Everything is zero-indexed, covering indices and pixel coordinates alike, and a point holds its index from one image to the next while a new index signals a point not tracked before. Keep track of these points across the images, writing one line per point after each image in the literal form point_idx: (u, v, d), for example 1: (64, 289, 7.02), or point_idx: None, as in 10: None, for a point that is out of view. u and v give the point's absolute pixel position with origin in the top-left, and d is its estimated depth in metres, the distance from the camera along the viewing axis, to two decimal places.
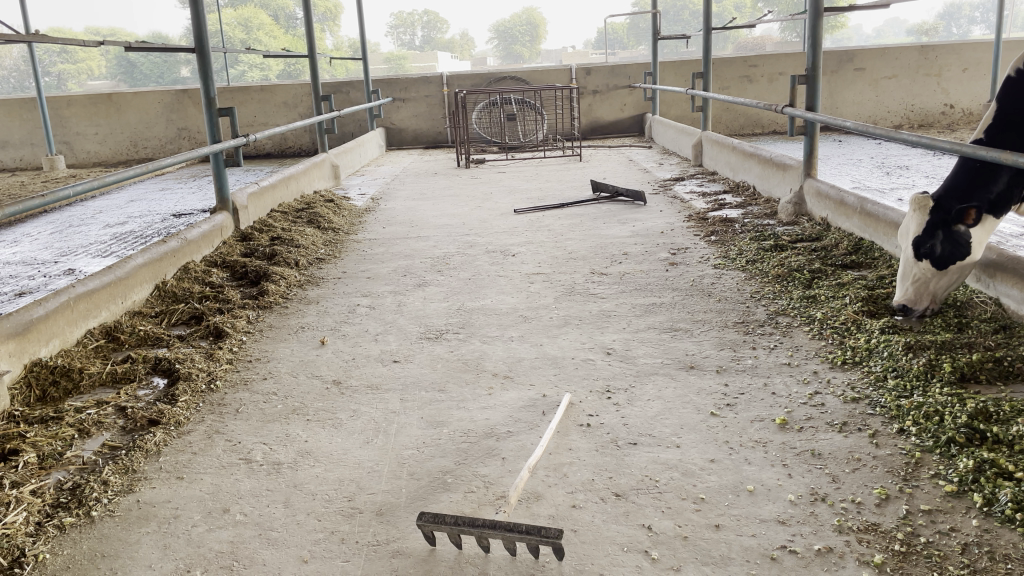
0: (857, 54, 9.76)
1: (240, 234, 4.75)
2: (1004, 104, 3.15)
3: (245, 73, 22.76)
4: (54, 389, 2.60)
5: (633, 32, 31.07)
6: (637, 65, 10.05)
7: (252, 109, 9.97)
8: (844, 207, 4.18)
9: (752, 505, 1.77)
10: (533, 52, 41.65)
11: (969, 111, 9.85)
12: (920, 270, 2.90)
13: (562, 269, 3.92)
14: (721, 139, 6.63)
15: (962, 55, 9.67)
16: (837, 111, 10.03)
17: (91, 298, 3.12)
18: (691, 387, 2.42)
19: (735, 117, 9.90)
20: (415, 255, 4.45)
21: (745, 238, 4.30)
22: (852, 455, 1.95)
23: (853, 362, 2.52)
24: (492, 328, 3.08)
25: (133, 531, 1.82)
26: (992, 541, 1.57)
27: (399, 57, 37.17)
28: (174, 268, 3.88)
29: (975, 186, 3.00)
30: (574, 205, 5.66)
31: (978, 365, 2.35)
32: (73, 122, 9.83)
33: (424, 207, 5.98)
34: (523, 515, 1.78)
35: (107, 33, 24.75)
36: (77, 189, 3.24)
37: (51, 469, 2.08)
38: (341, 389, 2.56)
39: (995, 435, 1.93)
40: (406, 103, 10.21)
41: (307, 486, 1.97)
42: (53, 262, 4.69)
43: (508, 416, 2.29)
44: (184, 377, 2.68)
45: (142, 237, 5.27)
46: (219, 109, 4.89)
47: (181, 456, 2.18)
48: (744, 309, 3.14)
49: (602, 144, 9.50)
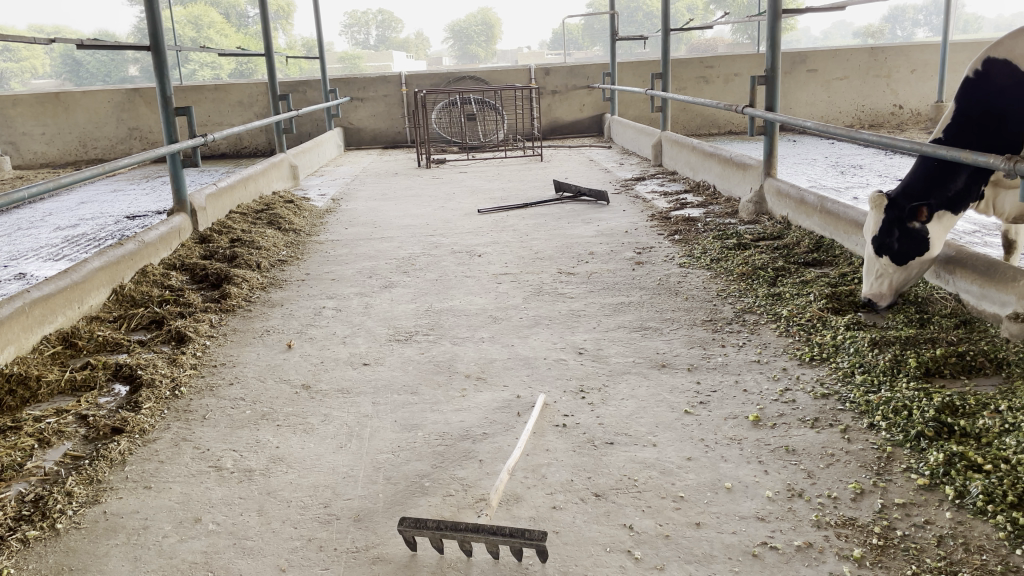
0: (809, 56, 9.95)
1: (199, 236, 4.66)
2: (964, 104, 3.20)
3: (195, 71, 22.25)
4: (11, 398, 2.51)
5: (588, 34, 31.29)
6: (595, 66, 10.10)
7: (206, 109, 9.78)
8: (805, 206, 4.23)
9: (731, 502, 1.79)
10: (490, 52, 41.56)
11: (917, 111, 10.10)
12: (881, 266, 3.00)
13: (529, 270, 3.91)
14: (681, 138, 6.69)
15: (910, 56, 9.91)
16: (791, 111, 10.21)
17: (48, 302, 3.03)
18: (664, 385, 2.44)
19: (692, 117, 10.02)
20: (380, 256, 4.41)
21: (708, 237, 4.34)
22: (826, 450, 1.98)
23: (821, 358, 2.56)
24: (461, 329, 3.06)
25: (101, 543, 1.77)
26: (967, 532, 1.61)
27: (353, 57, 36.81)
28: (131, 272, 3.78)
29: (933, 183, 3.04)
30: (538, 205, 5.67)
31: (942, 360, 2.40)
32: (19, 122, 9.52)
33: (387, 208, 5.93)
34: (504, 518, 1.77)
35: (50, 31, 24.00)
36: (30, 192, 3.13)
37: (11, 481, 2.01)
38: (310, 393, 2.52)
39: (962, 428, 1.97)
40: (364, 103, 10.11)
41: (281, 493, 1.93)
42: (3, 266, 4.55)
43: (483, 418, 2.27)
44: (147, 383, 2.61)
45: (97, 240, 5.14)
46: (175, 108, 4.76)
47: (148, 464, 2.12)
48: (710, 307, 3.17)
49: (562, 143, 9.53)
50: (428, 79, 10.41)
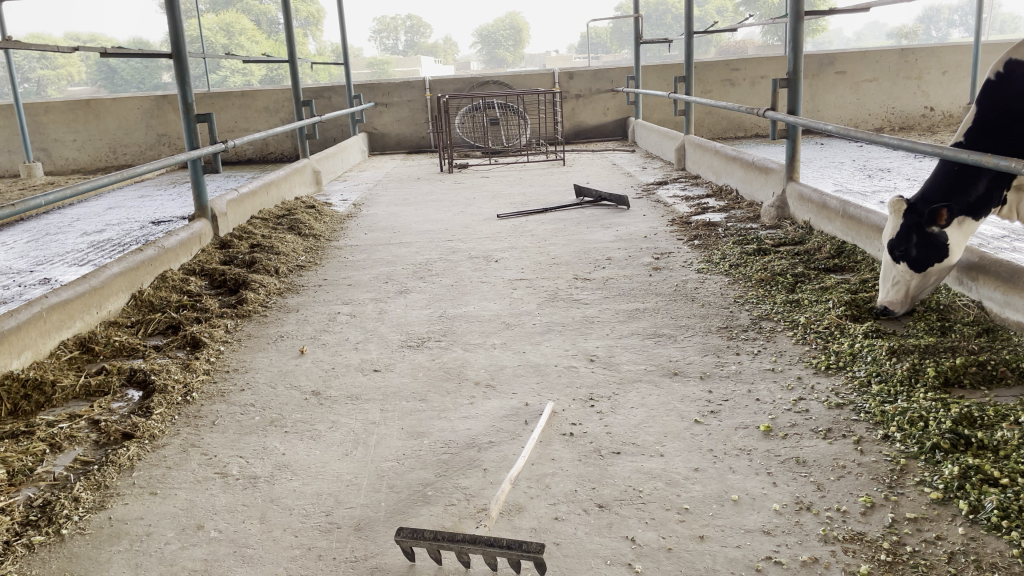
0: (838, 57, 9.83)
1: (219, 241, 4.69)
2: (986, 110, 3.14)
3: (226, 78, 22.57)
4: (25, 403, 2.54)
5: (616, 38, 31.27)
6: (620, 69, 10.05)
7: (232, 115, 9.89)
8: (827, 211, 4.16)
9: (736, 515, 1.75)
10: (518, 57, 41.61)
11: (949, 113, 9.90)
12: (898, 273, 2.92)
13: (546, 275, 3.89)
14: (703, 142, 6.63)
15: (941, 58, 9.72)
16: (819, 114, 10.08)
17: (65, 308, 3.06)
18: (675, 394, 2.40)
19: (717, 121, 9.94)
20: (398, 261, 4.40)
21: (728, 242, 4.28)
22: (837, 462, 1.93)
23: (837, 367, 2.50)
24: (474, 336, 3.04)
25: (104, 549, 1.78)
26: (979, 549, 1.56)
27: (381, 62, 37.02)
28: (151, 277, 3.80)
29: (953, 189, 3.00)
30: (558, 210, 5.65)
31: (962, 369, 2.34)
32: (51, 129, 9.69)
33: (407, 213, 5.94)
34: (505, 529, 1.75)
35: (86, 39, 24.47)
36: (49, 199, 3.09)
37: (20, 486, 2.03)
38: (319, 400, 2.52)
39: (979, 440, 1.91)
40: (388, 108, 10.15)
41: (284, 501, 1.93)
42: (28, 271, 4.62)
43: (490, 426, 2.25)
44: (159, 389, 2.62)
45: (121, 245, 5.22)
46: (197, 114, 4.78)
47: (156, 470, 2.12)
48: (727, 313, 3.12)
49: (586, 147, 9.49)
50: (452, 84, 10.42)
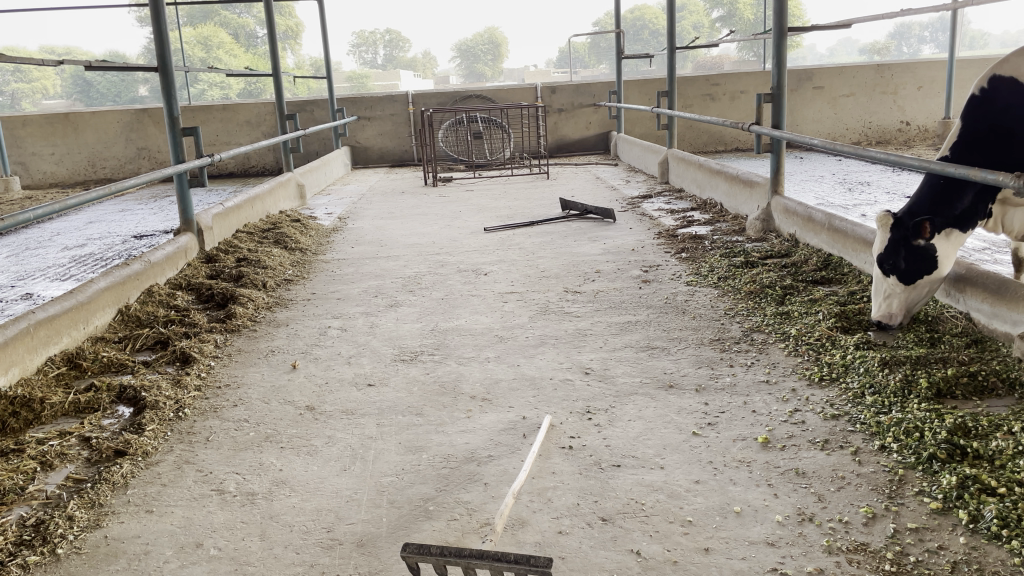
0: (815, 73, 9.97)
1: (205, 256, 4.66)
2: (968, 124, 3.21)
3: (204, 91, 22.50)
4: (14, 420, 2.50)
5: (593, 53, 31.59)
6: (602, 84, 10.13)
7: (214, 129, 9.84)
8: (812, 223, 4.20)
9: (741, 527, 1.75)
10: (496, 71, 41.83)
11: (925, 128, 10.06)
12: (888, 286, 2.95)
13: (536, 288, 3.90)
14: (686, 156, 6.68)
15: (916, 73, 9.89)
16: (798, 128, 10.21)
17: (52, 324, 3.02)
18: (672, 407, 2.41)
19: (698, 135, 10.05)
20: (385, 275, 4.39)
21: (715, 255, 4.31)
22: (836, 473, 1.95)
23: (830, 379, 2.52)
24: (467, 349, 3.04)
25: (101, 568, 1.75)
26: (981, 558, 1.57)
27: (359, 76, 37.09)
28: (137, 292, 3.76)
29: (939, 202, 3.04)
30: (544, 223, 5.67)
31: (953, 380, 2.37)
32: (29, 142, 9.59)
33: (393, 226, 5.93)
34: (509, 543, 1.74)
35: (62, 53, 24.38)
36: (35, 214, 3.06)
37: (12, 505, 1.99)
38: (314, 415, 2.50)
39: (975, 450, 1.94)
40: (371, 122, 10.14)
41: (284, 517, 1.91)
42: (9, 286, 4.55)
43: (488, 439, 2.25)
44: (150, 405, 2.59)
45: (103, 259, 5.16)
46: (182, 128, 4.74)
47: (150, 488, 2.09)
48: (718, 326, 3.14)
49: (569, 161, 9.53)
50: (435, 98, 10.44)
